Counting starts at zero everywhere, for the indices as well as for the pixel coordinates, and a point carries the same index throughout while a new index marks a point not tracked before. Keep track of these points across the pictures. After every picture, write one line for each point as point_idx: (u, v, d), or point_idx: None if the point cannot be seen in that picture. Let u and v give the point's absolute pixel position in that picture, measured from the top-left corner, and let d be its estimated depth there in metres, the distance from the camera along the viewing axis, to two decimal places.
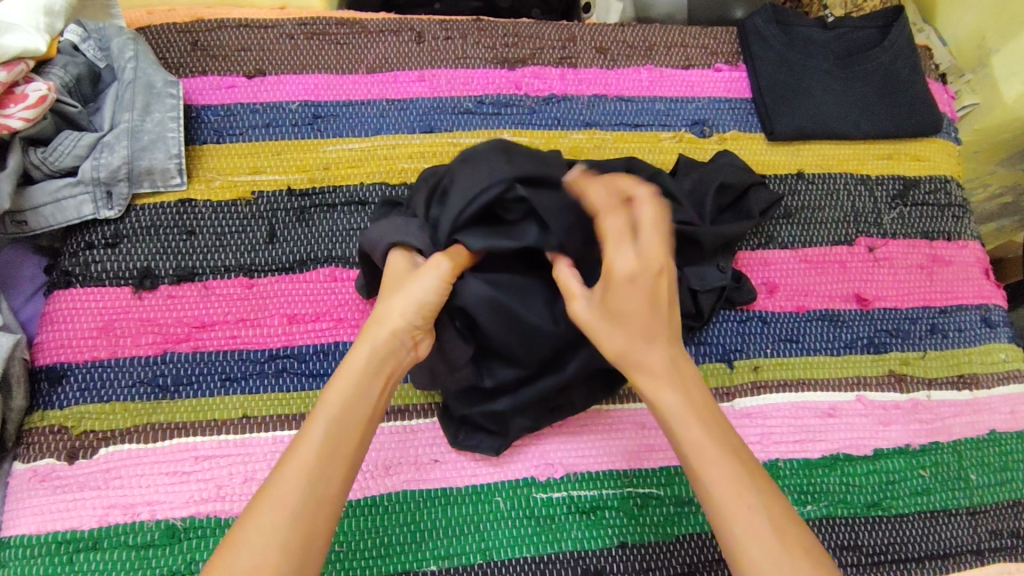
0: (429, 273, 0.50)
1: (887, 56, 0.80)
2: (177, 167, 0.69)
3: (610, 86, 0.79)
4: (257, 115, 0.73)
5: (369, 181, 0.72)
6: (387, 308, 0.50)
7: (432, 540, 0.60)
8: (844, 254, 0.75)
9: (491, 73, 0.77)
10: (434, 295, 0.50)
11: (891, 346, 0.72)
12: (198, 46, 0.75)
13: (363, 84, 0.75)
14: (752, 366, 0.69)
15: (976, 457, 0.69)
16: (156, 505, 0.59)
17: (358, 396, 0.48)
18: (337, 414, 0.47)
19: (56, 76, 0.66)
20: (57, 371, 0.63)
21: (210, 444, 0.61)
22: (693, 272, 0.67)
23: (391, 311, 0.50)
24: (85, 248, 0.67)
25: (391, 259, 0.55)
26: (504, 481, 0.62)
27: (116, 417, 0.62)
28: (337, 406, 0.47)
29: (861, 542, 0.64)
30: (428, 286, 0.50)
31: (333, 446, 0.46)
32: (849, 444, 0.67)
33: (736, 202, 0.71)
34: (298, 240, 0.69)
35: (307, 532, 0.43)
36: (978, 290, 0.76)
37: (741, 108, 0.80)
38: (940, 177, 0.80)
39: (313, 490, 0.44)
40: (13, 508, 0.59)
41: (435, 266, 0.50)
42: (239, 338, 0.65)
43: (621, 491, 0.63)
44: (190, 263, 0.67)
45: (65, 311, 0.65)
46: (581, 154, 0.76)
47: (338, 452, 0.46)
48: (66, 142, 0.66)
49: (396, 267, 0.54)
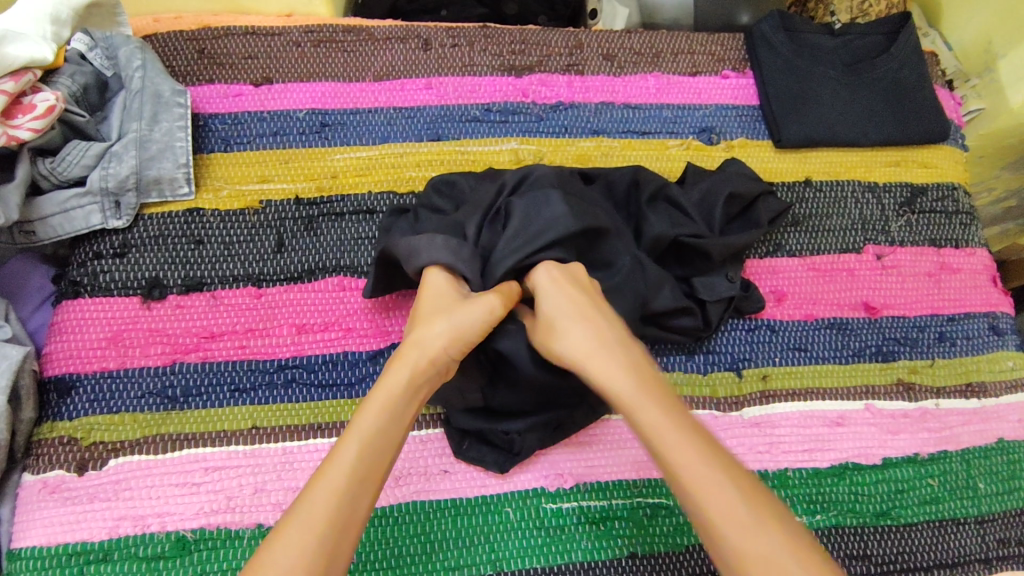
0: (481, 306, 0.55)
1: (895, 62, 0.80)
2: (186, 176, 0.69)
3: (617, 93, 0.79)
4: (265, 123, 0.73)
5: (377, 190, 0.72)
6: (432, 329, 0.54)
7: (442, 551, 0.60)
8: (852, 262, 0.75)
9: (498, 80, 0.77)
10: (481, 327, 0.55)
11: (899, 355, 0.72)
12: (204, 54, 0.75)
13: (370, 92, 0.75)
14: (761, 375, 0.69)
15: (984, 465, 0.69)
16: (167, 516, 0.59)
17: (399, 407, 0.50)
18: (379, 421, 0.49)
19: (64, 85, 0.66)
20: (66, 382, 0.63)
21: (220, 455, 0.61)
22: (702, 282, 0.67)
23: (440, 332, 0.53)
24: (94, 258, 0.67)
25: (431, 279, 0.58)
26: (514, 491, 0.62)
27: (126, 427, 0.62)
28: (380, 412, 0.49)
29: (871, 551, 0.64)
30: (478, 313, 0.55)
31: (375, 450, 0.47)
32: (858, 453, 0.67)
33: (746, 211, 0.71)
34: (306, 250, 0.69)
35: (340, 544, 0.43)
36: (986, 298, 0.76)
37: (748, 115, 0.80)
38: (947, 184, 0.80)
39: (357, 489, 0.45)
40: (24, 520, 0.59)
41: (486, 302, 0.55)
42: (249, 348, 0.65)
43: (630, 501, 0.63)
44: (199, 272, 0.67)
45: (75, 322, 0.65)
46: (589, 162, 0.76)
47: (379, 457, 0.47)
48: (75, 152, 0.66)
49: (438, 286, 0.57)
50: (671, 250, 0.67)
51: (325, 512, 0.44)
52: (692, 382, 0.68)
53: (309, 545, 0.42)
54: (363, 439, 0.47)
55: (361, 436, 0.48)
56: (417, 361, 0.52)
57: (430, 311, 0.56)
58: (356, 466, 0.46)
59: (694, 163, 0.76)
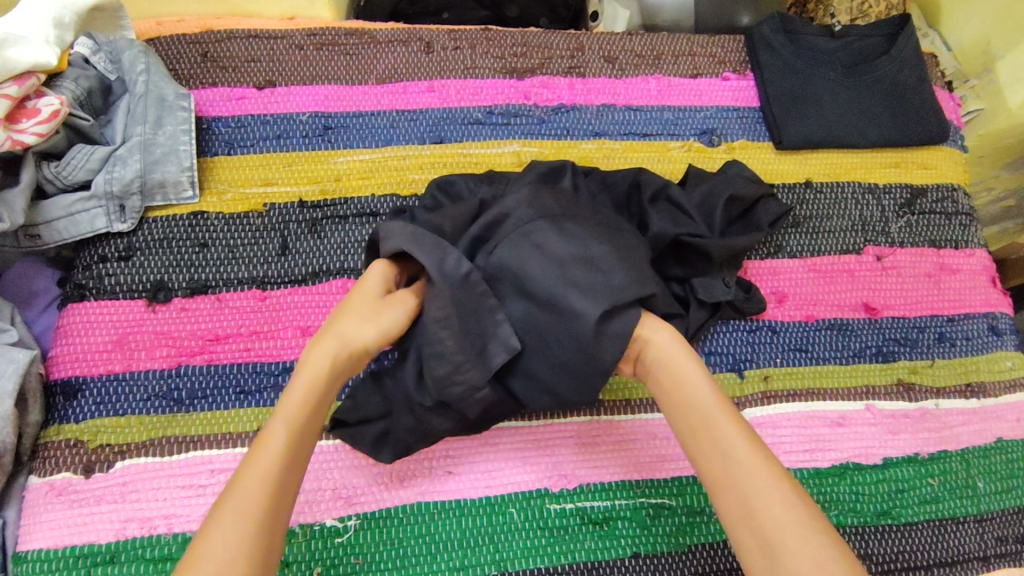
0: (397, 307, 0.56)
1: (895, 64, 0.80)
2: (189, 180, 0.69)
3: (618, 95, 0.80)
4: (268, 126, 0.73)
5: (379, 193, 0.72)
6: (348, 319, 0.54)
7: (447, 551, 0.60)
8: (852, 263, 0.75)
9: (500, 83, 0.78)
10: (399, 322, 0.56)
11: (899, 355, 0.73)
12: (207, 57, 0.75)
13: (373, 95, 0.76)
14: (762, 376, 0.70)
15: (983, 465, 0.70)
16: (173, 518, 0.59)
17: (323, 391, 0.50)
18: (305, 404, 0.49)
19: (67, 89, 0.66)
20: (73, 385, 0.63)
21: (226, 457, 0.62)
22: (700, 283, 0.67)
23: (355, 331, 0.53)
24: (98, 262, 0.67)
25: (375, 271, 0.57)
26: (518, 492, 0.63)
27: (133, 430, 0.62)
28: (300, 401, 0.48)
29: (871, 551, 0.64)
30: (386, 318, 0.54)
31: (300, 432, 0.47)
32: (858, 453, 0.68)
33: (745, 214, 0.71)
34: (310, 253, 0.69)
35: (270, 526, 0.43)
36: (986, 299, 0.77)
37: (749, 117, 0.81)
38: (946, 186, 0.81)
39: (286, 473, 0.45)
40: (30, 522, 0.59)
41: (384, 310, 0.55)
42: (253, 350, 0.65)
43: (633, 502, 0.63)
44: (203, 275, 0.68)
45: (80, 325, 0.65)
46: (591, 164, 0.76)
47: (303, 440, 0.47)
48: (79, 156, 0.66)
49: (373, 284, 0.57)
50: (673, 249, 0.67)
51: (254, 504, 0.43)
52: None
53: (249, 528, 0.41)
54: (290, 421, 0.47)
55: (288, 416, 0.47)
56: (347, 341, 0.52)
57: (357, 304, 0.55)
58: (283, 455, 0.46)
59: (695, 164, 0.76)
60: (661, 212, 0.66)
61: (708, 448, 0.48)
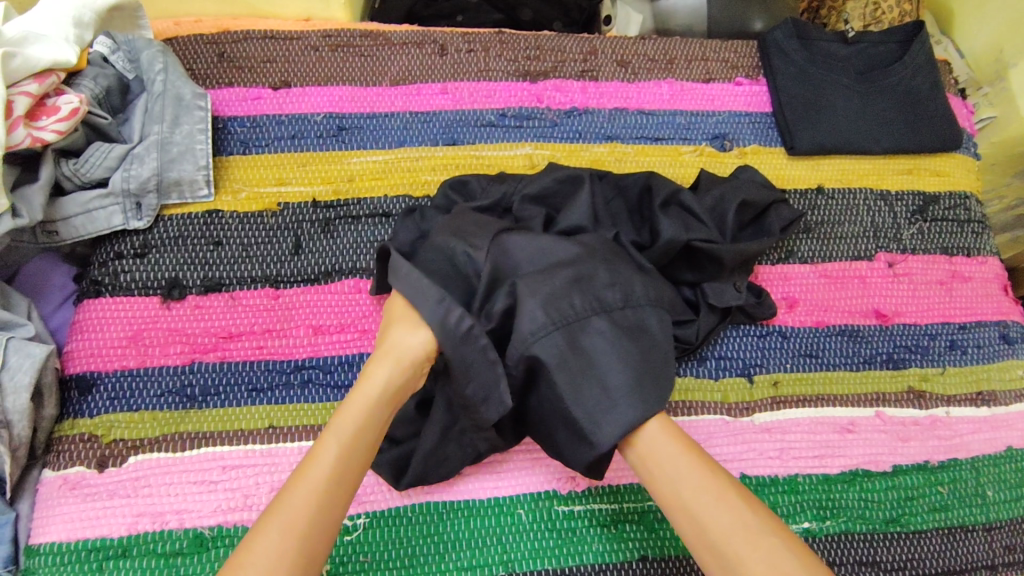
0: (421, 331, 0.53)
1: (908, 70, 0.80)
2: (205, 179, 0.70)
3: (631, 99, 0.80)
4: (283, 126, 0.74)
5: (392, 193, 0.73)
6: (396, 337, 0.54)
7: (455, 551, 0.60)
8: (863, 269, 0.75)
9: (513, 86, 0.78)
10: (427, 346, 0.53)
11: (910, 362, 0.73)
12: (224, 58, 0.76)
13: (387, 96, 0.76)
14: (771, 381, 0.70)
15: (994, 473, 0.69)
16: (185, 514, 0.60)
17: (377, 416, 0.51)
18: (360, 425, 0.50)
19: (87, 87, 0.67)
20: (88, 381, 0.64)
21: (237, 454, 0.62)
22: (712, 288, 0.67)
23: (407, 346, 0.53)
24: (114, 258, 0.68)
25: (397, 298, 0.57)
26: (527, 493, 0.63)
27: (146, 426, 0.63)
28: (354, 417, 0.50)
29: (879, 558, 0.64)
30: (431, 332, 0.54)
31: (350, 458, 0.48)
32: (868, 459, 0.68)
33: (757, 219, 0.71)
34: (323, 252, 0.70)
35: (309, 556, 0.44)
36: (997, 307, 0.77)
37: (762, 122, 0.81)
38: (959, 193, 0.81)
39: (334, 500, 0.46)
40: (43, 516, 0.60)
41: (417, 320, 0.54)
42: (266, 348, 0.66)
43: (641, 505, 0.64)
44: (217, 274, 0.68)
45: (96, 320, 0.66)
46: (603, 167, 0.77)
47: (356, 461, 0.48)
48: (97, 154, 0.66)
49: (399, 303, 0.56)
50: (684, 256, 0.68)
51: (298, 525, 0.44)
52: (704, 387, 0.69)
53: (289, 555, 0.43)
54: (342, 445, 0.48)
55: (340, 438, 0.48)
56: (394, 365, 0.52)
57: (396, 319, 0.55)
58: (333, 477, 0.47)
59: (707, 169, 0.76)
60: (672, 216, 0.66)
61: (667, 487, 0.50)
